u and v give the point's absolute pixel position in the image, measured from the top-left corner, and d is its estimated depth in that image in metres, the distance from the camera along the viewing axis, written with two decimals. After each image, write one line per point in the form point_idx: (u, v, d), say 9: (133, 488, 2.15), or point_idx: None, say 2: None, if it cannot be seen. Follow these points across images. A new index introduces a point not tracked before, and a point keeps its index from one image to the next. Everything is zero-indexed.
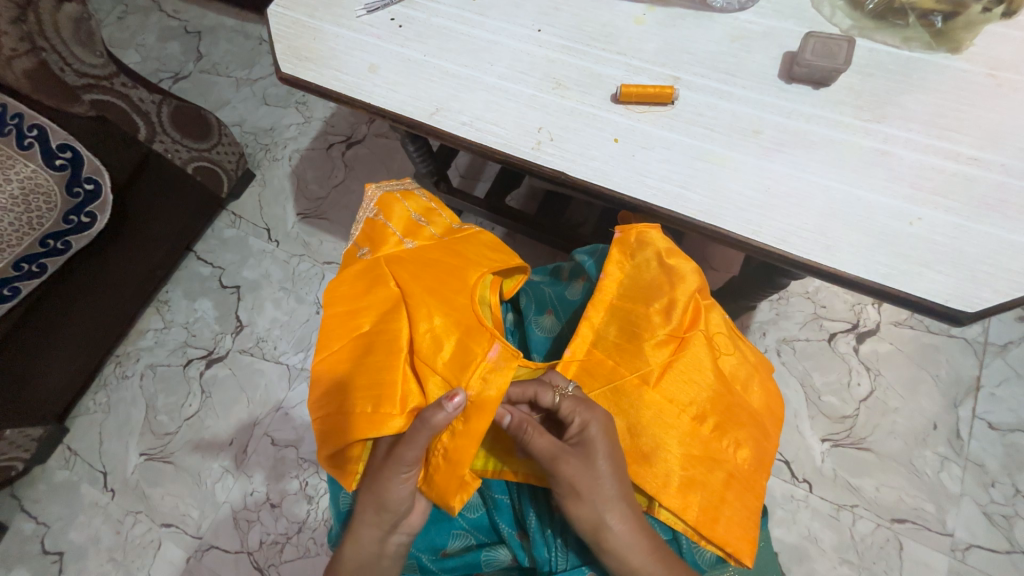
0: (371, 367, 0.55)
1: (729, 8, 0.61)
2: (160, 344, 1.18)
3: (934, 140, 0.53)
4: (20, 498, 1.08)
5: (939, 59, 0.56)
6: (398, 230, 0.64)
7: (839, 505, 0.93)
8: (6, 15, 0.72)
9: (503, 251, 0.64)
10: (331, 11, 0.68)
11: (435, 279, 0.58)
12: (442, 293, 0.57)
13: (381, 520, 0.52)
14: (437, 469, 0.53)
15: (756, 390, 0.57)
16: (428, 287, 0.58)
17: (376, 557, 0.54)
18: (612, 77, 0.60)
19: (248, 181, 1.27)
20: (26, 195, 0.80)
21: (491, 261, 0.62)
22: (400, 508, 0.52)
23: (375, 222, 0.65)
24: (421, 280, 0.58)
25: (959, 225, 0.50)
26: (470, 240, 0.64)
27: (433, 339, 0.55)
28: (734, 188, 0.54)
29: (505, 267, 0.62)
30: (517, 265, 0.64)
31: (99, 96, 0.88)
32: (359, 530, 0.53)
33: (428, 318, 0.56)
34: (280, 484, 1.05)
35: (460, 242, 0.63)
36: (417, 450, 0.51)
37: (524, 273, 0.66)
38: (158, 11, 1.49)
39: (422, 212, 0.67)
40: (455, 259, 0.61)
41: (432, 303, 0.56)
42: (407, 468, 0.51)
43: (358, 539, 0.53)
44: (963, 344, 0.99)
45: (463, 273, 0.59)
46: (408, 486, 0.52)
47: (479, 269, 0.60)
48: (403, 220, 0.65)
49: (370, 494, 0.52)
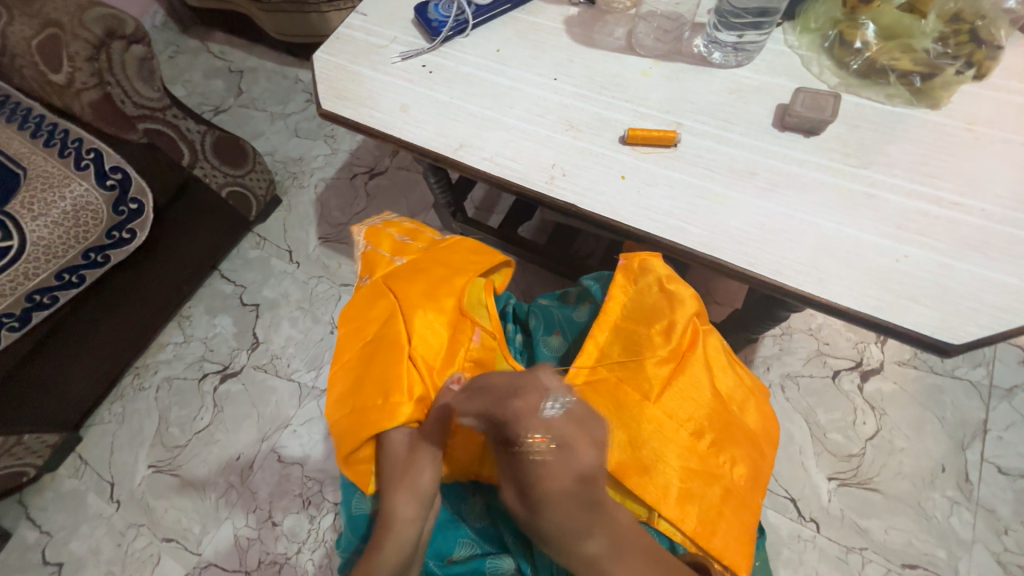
0: (377, 366, 0.59)
1: (728, 64, 0.68)
2: (179, 357, 1.22)
3: (917, 185, 0.58)
4: (26, 505, 1.09)
5: (919, 114, 0.62)
6: (387, 250, 0.69)
7: (848, 547, 0.91)
8: (82, 54, 0.84)
9: (486, 252, 0.70)
10: (370, 58, 0.76)
11: (428, 284, 0.64)
12: (434, 294, 0.63)
13: (420, 509, 0.56)
14: (455, 446, 0.61)
15: (753, 412, 0.59)
16: (421, 291, 0.63)
17: (415, 546, 0.55)
18: (621, 122, 0.66)
19: (276, 206, 1.35)
20: (76, 211, 0.87)
21: (478, 263, 0.67)
22: (433, 491, 0.58)
23: (370, 254, 0.70)
24: (414, 286, 0.64)
25: (943, 263, 0.54)
26: (458, 246, 0.70)
27: (429, 335, 0.61)
28: (731, 223, 0.59)
29: (490, 266, 0.68)
30: (501, 262, 0.70)
31: (152, 126, 0.97)
32: (399, 522, 0.55)
33: (425, 317, 0.61)
34: (283, 503, 1.05)
35: (446, 250, 0.69)
36: (442, 435, 0.58)
37: (508, 267, 0.72)
38: (206, 52, 1.63)
39: (406, 231, 0.72)
40: (444, 265, 0.66)
41: (426, 304, 0.62)
42: (437, 451, 0.58)
43: (401, 534, 0.55)
44: (968, 386, 1.00)
45: (453, 276, 0.65)
46: (439, 468, 0.59)
47: (467, 271, 0.66)
48: (391, 242, 0.70)
49: (403, 486, 0.56)
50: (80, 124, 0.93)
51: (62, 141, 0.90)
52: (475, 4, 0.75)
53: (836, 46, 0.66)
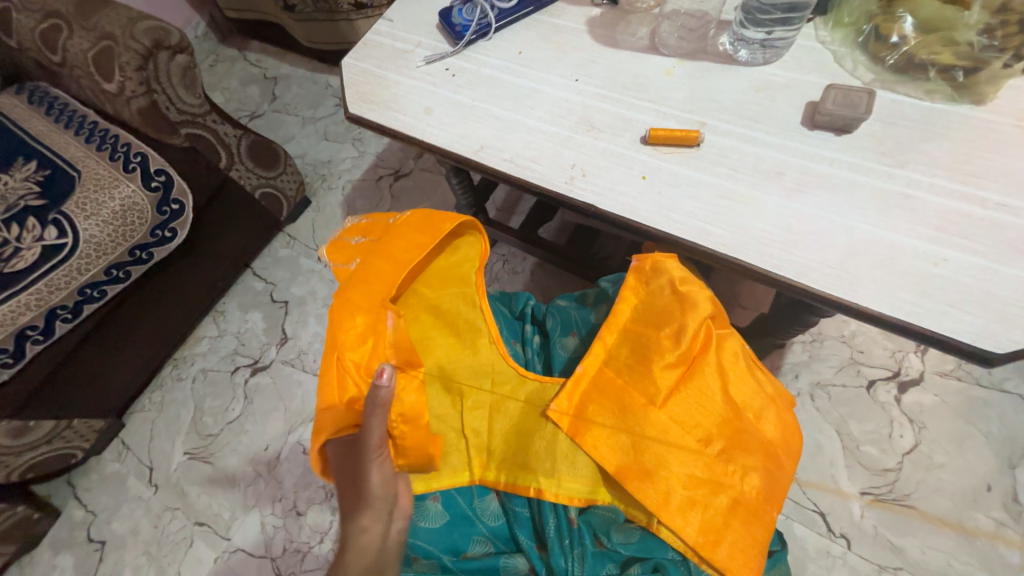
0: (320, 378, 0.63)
1: (754, 62, 0.67)
2: (213, 350, 1.27)
3: (959, 185, 0.55)
4: (74, 485, 1.16)
5: (962, 111, 0.59)
6: (343, 261, 0.72)
7: (880, 566, 0.87)
8: (133, 64, 0.90)
9: (429, 229, 0.69)
10: (395, 62, 0.78)
11: (355, 286, 0.64)
12: (359, 294, 0.64)
13: (375, 513, 0.53)
14: (403, 435, 0.59)
15: (771, 421, 0.56)
16: (349, 295, 0.64)
17: (380, 553, 0.50)
18: (643, 121, 0.66)
19: (305, 207, 1.40)
20: (124, 211, 0.93)
21: (413, 246, 0.67)
22: (386, 491, 0.54)
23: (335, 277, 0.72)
24: (342, 292, 0.65)
25: (986, 268, 0.51)
26: (402, 228, 0.69)
27: (350, 336, 0.62)
28: (756, 224, 0.57)
29: (427, 243, 0.67)
30: (447, 228, 0.68)
31: (193, 130, 1.03)
32: (359, 529, 0.51)
33: (343, 320, 0.63)
34: (308, 494, 1.09)
35: (387, 240, 0.68)
36: (379, 432, 0.53)
37: (479, 233, 0.71)
38: (243, 60, 1.71)
39: (363, 232, 0.74)
40: (381, 260, 0.66)
41: (352, 307, 0.63)
42: (377, 450, 0.54)
43: (361, 540, 0.51)
44: (1018, 401, 0.94)
45: (382, 270, 0.66)
46: (387, 467, 0.55)
47: (394, 259, 0.66)
48: (343, 251, 0.73)
49: (353, 490, 0.54)
50: (132, 130, 1.02)
51: (117, 149, 0.97)
52: (498, 7, 0.76)
53: (871, 41, 0.63)
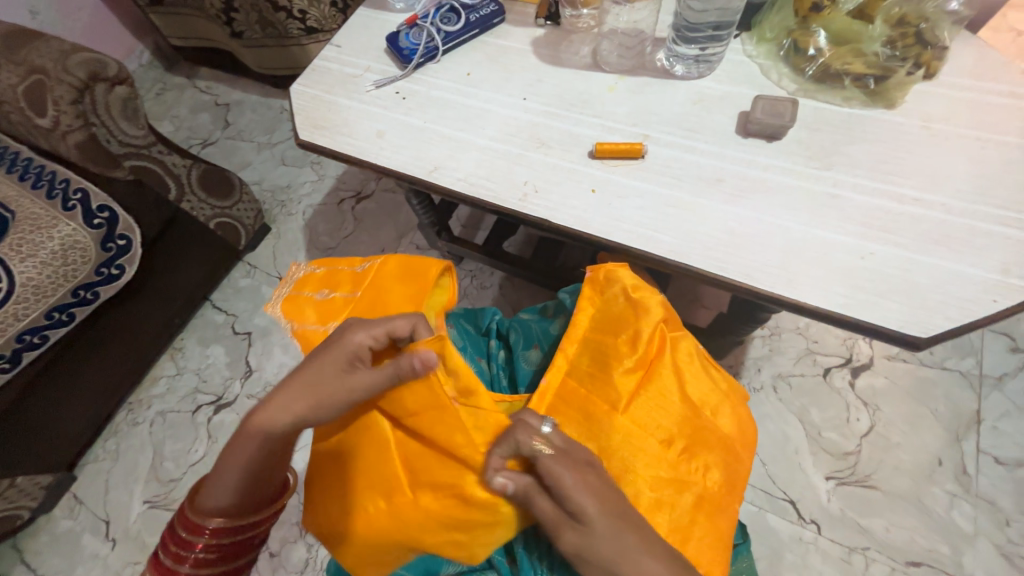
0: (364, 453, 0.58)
1: (690, 76, 0.70)
2: (172, 391, 1.21)
3: (878, 183, 0.59)
4: (21, 549, 1.08)
5: (876, 114, 0.64)
6: (315, 321, 0.66)
7: (850, 547, 0.90)
8: (67, 98, 0.86)
9: (416, 269, 0.64)
10: (345, 88, 0.78)
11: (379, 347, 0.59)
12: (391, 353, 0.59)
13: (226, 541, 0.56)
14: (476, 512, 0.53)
15: (727, 415, 0.59)
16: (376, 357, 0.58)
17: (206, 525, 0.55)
18: (590, 136, 0.68)
19: (265, 234, 1.36)
20: (64, 250, 0.89)
21: (414, 294, 0.63)
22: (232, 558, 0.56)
23: (299, 332, 0.66)
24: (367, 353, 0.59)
25: (908, 258, 0.55)
26: (388, 286, 0.65)
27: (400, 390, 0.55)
28: (701, 230, 0.60)
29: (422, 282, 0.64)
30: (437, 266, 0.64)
31: (137, 162, 1.00)
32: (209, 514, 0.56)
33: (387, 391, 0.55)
34: (281, 532, 1.04)
35: (376, 292, 0.65)
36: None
37: (451, 272, 0.65)
38: (192, 87, 1.67)
39: (324, 284, 0.68)
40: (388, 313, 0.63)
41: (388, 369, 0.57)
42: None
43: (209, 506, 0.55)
44: (958, 377, 1.01)
45: None
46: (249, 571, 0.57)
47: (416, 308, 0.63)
48: (317, 307, 0.67)
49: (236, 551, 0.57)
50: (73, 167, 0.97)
51: (51, 183, 0.91)
52: (444, 31, 0.77)
53: (791, 54, 0.68)
